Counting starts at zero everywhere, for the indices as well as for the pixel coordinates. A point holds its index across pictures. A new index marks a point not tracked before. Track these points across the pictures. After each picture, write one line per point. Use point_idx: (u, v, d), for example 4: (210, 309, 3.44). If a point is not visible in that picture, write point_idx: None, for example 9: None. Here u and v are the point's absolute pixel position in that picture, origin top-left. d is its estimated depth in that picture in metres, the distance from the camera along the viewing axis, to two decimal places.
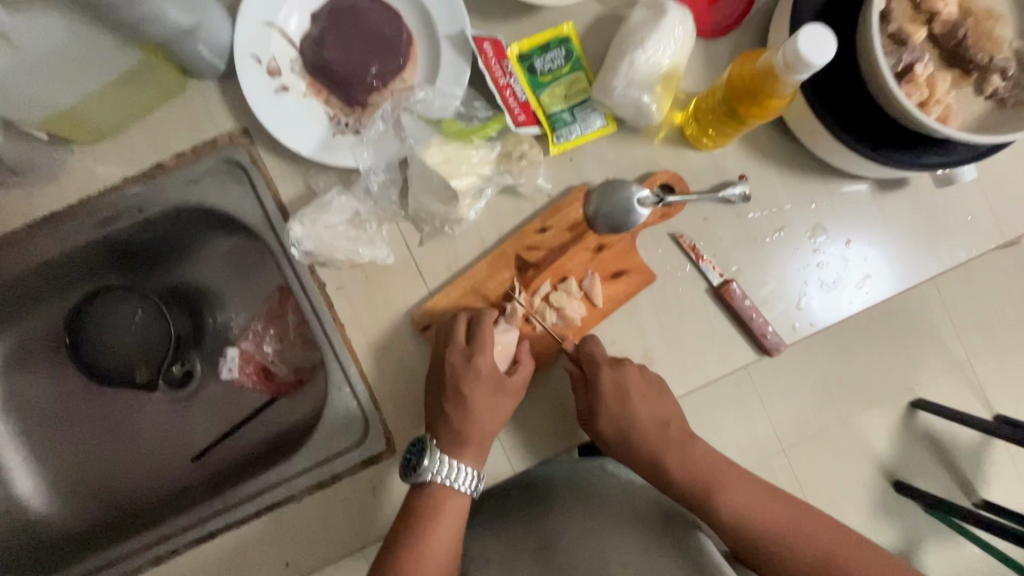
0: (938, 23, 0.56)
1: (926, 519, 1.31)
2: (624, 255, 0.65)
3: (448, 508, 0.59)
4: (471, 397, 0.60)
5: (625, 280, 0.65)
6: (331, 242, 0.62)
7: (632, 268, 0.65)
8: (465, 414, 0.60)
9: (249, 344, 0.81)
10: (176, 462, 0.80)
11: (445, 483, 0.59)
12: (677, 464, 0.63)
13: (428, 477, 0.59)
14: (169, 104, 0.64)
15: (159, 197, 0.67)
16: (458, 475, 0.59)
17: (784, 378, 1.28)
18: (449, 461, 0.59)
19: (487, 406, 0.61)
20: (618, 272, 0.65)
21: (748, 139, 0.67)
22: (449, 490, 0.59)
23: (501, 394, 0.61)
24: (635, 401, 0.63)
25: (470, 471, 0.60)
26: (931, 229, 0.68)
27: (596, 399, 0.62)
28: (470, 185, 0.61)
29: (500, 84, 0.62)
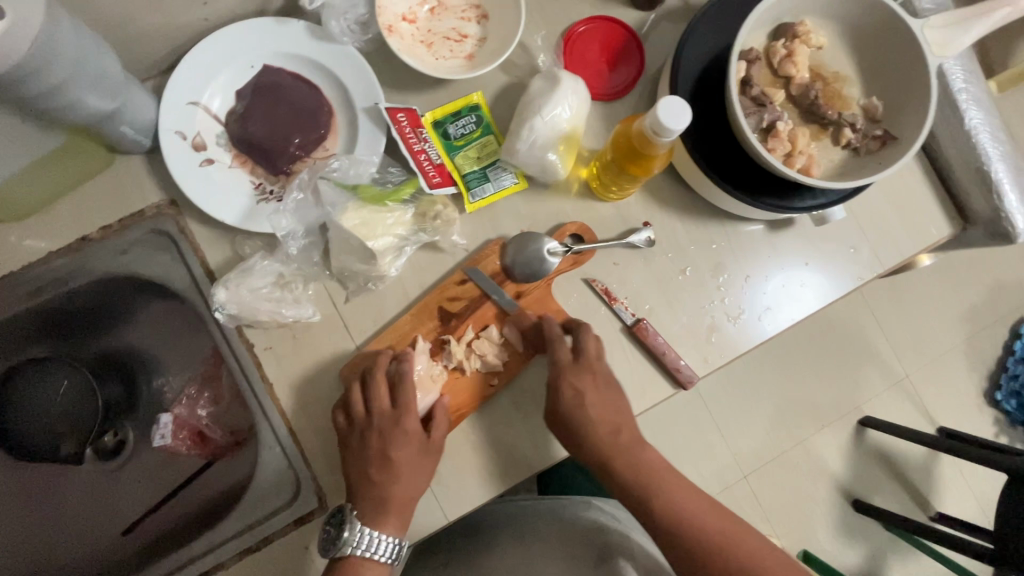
0: (794, 86, 0.65)
1: (887, 537, 1.36)
2: (539, 303, 0.70)
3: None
4: (391, 453, 0.62)
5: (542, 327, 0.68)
6: (255, 304, 0.64)
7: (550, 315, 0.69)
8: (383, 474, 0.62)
9: (183, 409, 0.79)
10: (105, 537, 0.77)
11: (363, 556, 0.60)
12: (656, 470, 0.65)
13: (349, 551, 0.60)
14: (95, 179, 0.67)
15: (87, 268, 0.69)
16: (378, 546, 0.60)
17: (735, 404, 1.36)
18: (369, 531, 0.60)
19: (406, 467, 0.62)
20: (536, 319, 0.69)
21: (649, 189, 0.73)
22: (368, 561, 0.60)
23: (418, 452, 0.63)
24: (589, 409, 0.65)
25: (390, 540, 0.61)
26: (821, 263, 0.75)
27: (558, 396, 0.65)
28: (388, 245, 0.64)
29: (414, 149, 0.67)
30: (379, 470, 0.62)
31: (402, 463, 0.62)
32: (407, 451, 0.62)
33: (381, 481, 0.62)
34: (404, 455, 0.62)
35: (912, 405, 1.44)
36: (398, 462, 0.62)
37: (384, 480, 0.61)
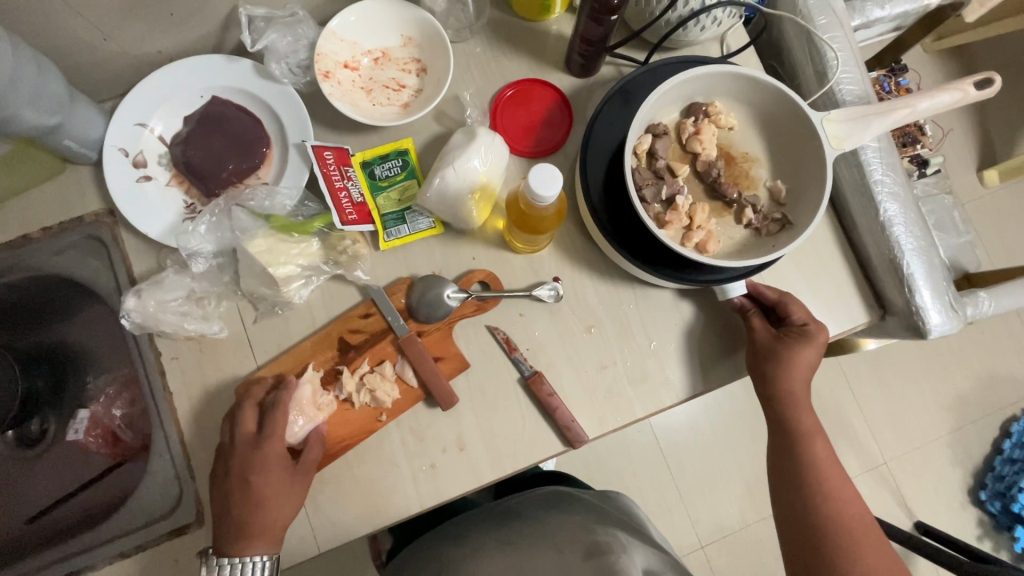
0: (699, 162, 0.66)
1: None
2: (438, 344, 0.71)
3: None
4: (267, 476, 0.63)
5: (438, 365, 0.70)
6: (163, 315, 0.67)
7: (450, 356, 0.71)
8: (257, 496, 0.63)
9: (99, 407, 0.82)
10: (12, 523, 0.81)
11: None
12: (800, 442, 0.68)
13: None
14: (44, 185, 0.72)
15: (23, 263, 0.74)
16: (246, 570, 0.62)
17: (698, 465, 1.34)
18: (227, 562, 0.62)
19: (280, 492, 0.63)
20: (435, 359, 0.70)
21: (563, 246, 0.74)
22: None
23: (292, 477, 0.64)
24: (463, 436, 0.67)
25: (257, 560, 0.62)
26: (734, 337, 0.75)
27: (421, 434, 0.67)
28: (289, 274, 0.67)
29: (336, 186, 0.70)
30: (251, 493, 0.63)
31: (268, 484, 0.63)
32: (280, 475, 0.64)
33: (250, 506, 0.63)
34: (278, 480, 0.64)
35: (889, 490, 1.40)
36: (264, 484, 0.63)
37: (252, 504, 0.62)
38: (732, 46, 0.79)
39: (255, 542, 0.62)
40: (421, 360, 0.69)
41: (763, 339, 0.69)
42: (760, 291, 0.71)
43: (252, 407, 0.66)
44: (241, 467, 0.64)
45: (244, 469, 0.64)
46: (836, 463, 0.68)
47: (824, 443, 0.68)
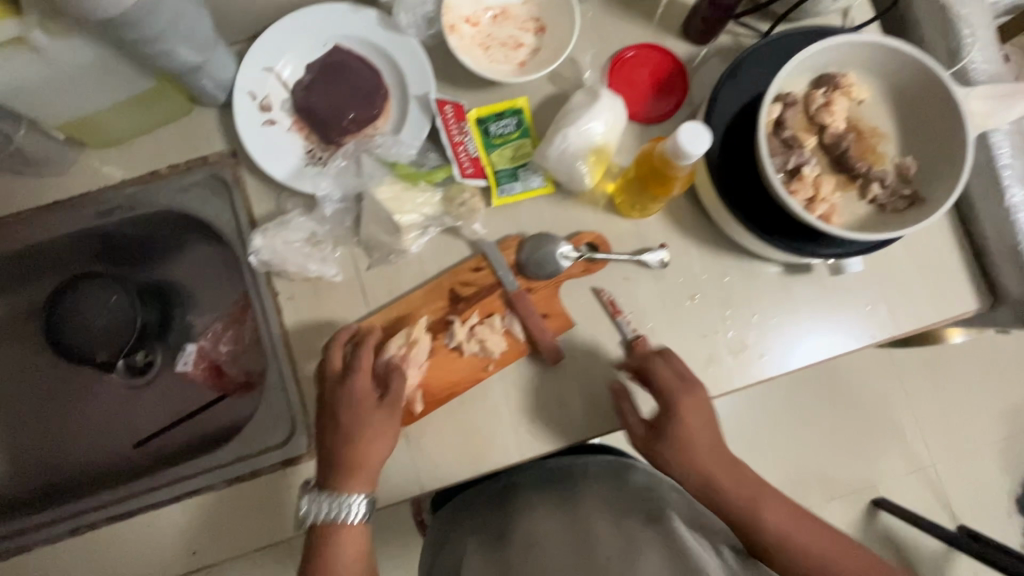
0: (827, 134, 0.66)
1: None
2: (547, 302, 0.72)
3: (346, 537, 0.65)
4: (382, 414, 0.66)
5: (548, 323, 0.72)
6: (288, 255, 0.70)
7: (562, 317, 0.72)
8: (369, 432, 0.65)
9: (207, 342, 0.88)
10: (119, 445, 0.85)
11: (330, 520, 0.65)
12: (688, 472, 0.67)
13: (312, 519, 0.65)
14: (174, 123, 0.75)
15: (149, 197, 0.76)
16: (343, 510, 0.64)
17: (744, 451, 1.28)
18: (326, 499, 0.65)
19: (388, 430, 0.65)
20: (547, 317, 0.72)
21: (672, 213, 0.75)
22: (336, 524, 0.65)
23: (400, 418, 0.66)
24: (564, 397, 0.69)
25: (356, 502, 0.64)
26: (838, 317, 0.74)
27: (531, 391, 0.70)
28: (413, 222, 0.71)
29: (455, 140, 0.72)
30: (363, 426, 0.65)
31: (368, 423, 0.65)
32: (392, 415, 0.66)
33: (357, 442, 0.65)
34: (389, 418, 0.66)
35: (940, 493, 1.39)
36: (367, 423, 0.65)
37: (364, 438, 0.65)
38: (856, 20, 0.77)
39: (369, 476, 0.65)
40: (532, 316, 0.71)
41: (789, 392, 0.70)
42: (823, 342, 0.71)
43: (352, 350, 0.67)
44: (347, 406, 0.66)
45: (354, 406, 0.66)
46: (739, 497, 0.66)
47: (732, 489, 0.66)
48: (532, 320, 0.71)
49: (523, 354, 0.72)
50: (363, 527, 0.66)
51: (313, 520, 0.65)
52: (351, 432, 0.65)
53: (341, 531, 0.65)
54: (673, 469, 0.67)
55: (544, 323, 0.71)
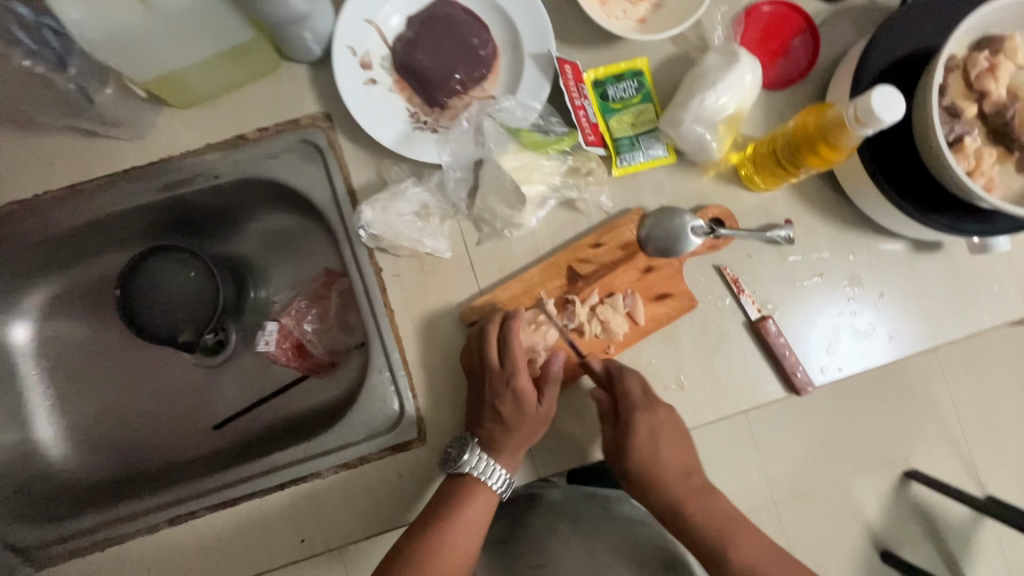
0: (989, 102, 0.61)
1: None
2: (649, 402, 0.64)
3: (478, 502, 0.62)
4: (517, 404, 0.62)
5: (650, 434, 0.64)
6: (399, 229, 0.64)
7: (666, 426, 0.64)
8: (507, 422, 0.62)
9: (289, 320, 0.82)
10: (198, 429, 0.80)
11: (479, 479, 0.62)
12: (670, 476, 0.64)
13: (466, 470, 0.62)
14: (260, 82, 0.68)
15: (234, 165, 0.69)
16: (494, 473, 0.63)
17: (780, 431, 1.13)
18: (482, 456, 0.62)
19: (527, 420, 0.63)
20: (652, 432, 0.64)
21: (797, 188, 0.71)
22: (481, 484, 0.62)
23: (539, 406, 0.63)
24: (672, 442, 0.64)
25: (502, 472, 0.63)
26: (962, 296, 0.72)
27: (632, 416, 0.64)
28: (537, 193, 0.66)
29: (576, 104, 0.66)
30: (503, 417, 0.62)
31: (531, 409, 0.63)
32: (527, 404, 0.63)
33: (500, 428, 0.62)
34: (525, 407, 0.63)
35: None
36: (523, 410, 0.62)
37: (504, 427, 0.62)
38: None
39: (518, 453, 0.64)
40: (639, 422, 0.63)
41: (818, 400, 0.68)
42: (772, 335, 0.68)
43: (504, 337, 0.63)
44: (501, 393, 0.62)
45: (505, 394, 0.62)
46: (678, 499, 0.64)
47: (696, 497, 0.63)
48: (635, 426, 0.63)
49: (627, 461, 0.65)
50: (495, 499, 0.63)
51: (467, 472, 0.62)
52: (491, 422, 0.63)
53: (478, 499, 0.62)
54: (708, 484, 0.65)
55: (652, 424, 0.64)
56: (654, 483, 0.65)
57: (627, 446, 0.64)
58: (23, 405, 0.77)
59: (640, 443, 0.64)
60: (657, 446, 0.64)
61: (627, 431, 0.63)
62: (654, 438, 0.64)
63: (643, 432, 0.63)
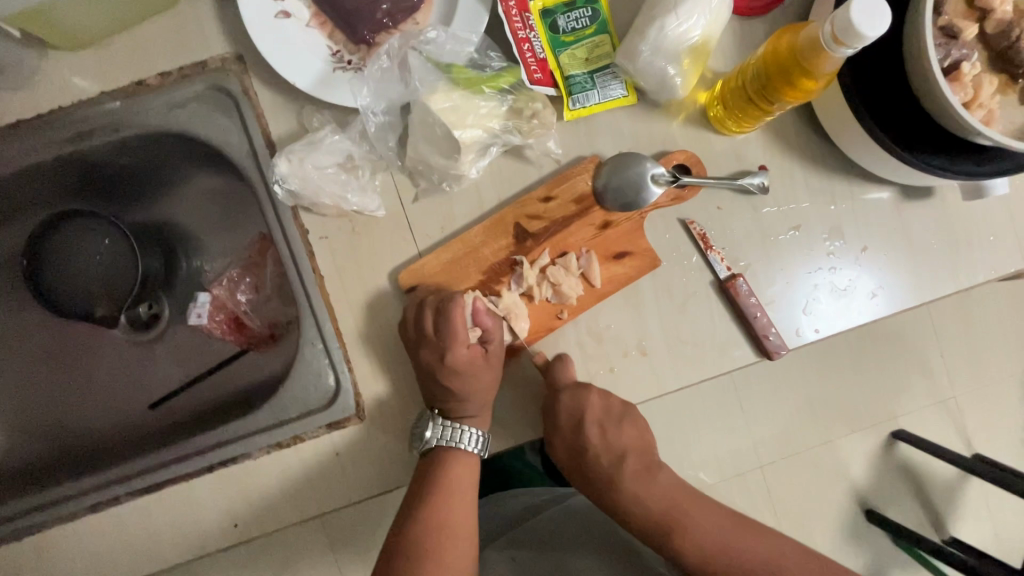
0: (991, 22, 0.53)
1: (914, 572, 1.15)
2: (579, 391, 0.59)
3: (456, 467, 0.59)
4: (466, 383, 0.58)
5: (575, 422, 0.59)
6: (319, 182, 0.57)
7: (593, 416, 0.60)
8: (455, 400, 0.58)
9: (222, 291, 0.76)
10: (131, 409, 0.75)
11: (450, 447, 0.58)
12: (631, 483, 0.62)
13: (433, 442, 0.58)
14: (159, 18, 0.60)
15: (137, 117, 0.61)
16: (463, 437, 0.59)
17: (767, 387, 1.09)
18: (445, 423, 0.58)
19: (479, 397, 0.59)
20: (555, 391, 0.59)
21: (773, 130, 0.63)
22: (455, 450, 0.59)
23: (491, 381, 0.60)
24: (614, 429, 0.61)
25: (473, 432, 0.60)
26: (954, 248, 0.65)
27: (554, 420, 0.60)
28: (475, 138, 0.57)
29: (518, 36, 0.58)
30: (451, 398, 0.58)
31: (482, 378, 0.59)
32: (480, 380, 0.59)
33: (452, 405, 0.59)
34: (478, 383, 0.59)
35: None
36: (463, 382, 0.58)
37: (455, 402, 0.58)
38: None
39: (473, 419, 0.60)
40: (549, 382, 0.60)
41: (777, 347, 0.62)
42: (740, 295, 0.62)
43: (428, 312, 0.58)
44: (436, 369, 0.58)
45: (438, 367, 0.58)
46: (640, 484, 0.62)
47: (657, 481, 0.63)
48: (559, 416, 0.59)
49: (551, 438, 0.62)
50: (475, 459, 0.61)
51: (434, 445, 0.58)
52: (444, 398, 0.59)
53: (457, 460, 0.59)
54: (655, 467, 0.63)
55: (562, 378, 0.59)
56: (583, 462, 0.64)
57: (555, 433, 0.61)
58: None
59: (565, 431, 0.61)
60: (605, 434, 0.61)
61: (549, 415, 0.60)
62: (579, 431, 0.60)
63: (566, 422, 0.60)
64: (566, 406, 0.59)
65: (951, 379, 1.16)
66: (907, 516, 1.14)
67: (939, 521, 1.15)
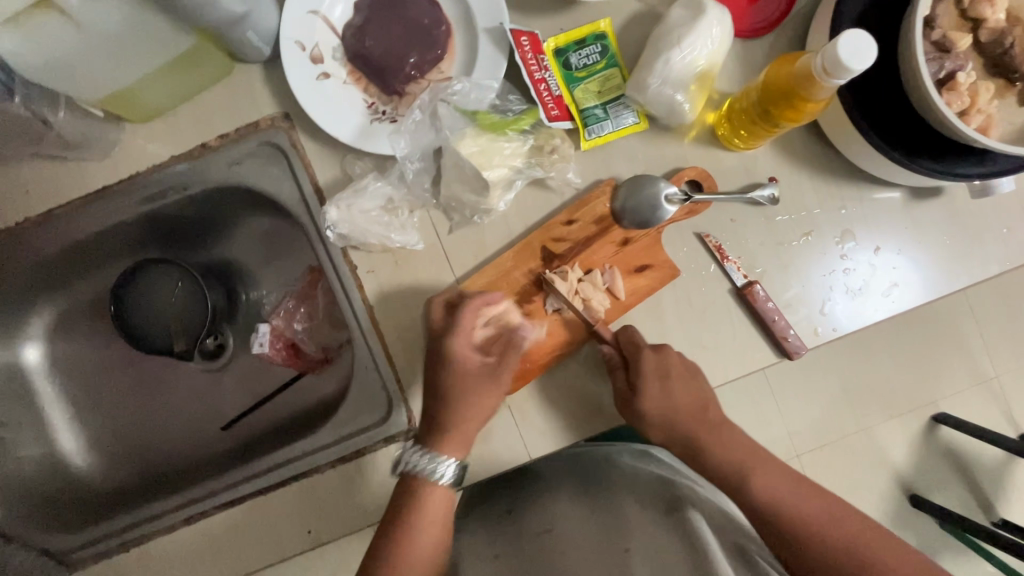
0: (985, 31, 0.55)
1: (964, 554, 1.15)
2: (690, 378, 0.63)
3: (432, 503, 0.58)
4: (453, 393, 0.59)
5: (699, 406, 0.63)
6: (365, 226, 0.64)
7: (714, 403, 0.63)
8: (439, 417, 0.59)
9: (280, 321, 0.83)
10: (208, 429, 0.84)
11: (425, 475, 0.58)
12: (717, 453, 0.61)
13: (410, 470, 0.58)
14: (217, 86, 0.67)
15: (202, 175, 0.69)
16: (438, 465, 0.58)
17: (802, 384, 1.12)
18: (426, 453, 0.58)
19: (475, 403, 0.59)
20: (662, 378, 0.62)
21: (780, 142, 0.67)
22: (431, 483, 0.58)
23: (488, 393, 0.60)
24: (675, 382, 0.62)
25: (450, 461, 0.58)
26: (967, 243, 0.68)
27: (641, 380, 0.61)
28: (501, 176, 0.63)
29: (535, 78, 0.63)
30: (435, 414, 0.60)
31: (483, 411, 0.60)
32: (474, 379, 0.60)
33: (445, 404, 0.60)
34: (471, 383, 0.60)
35: None
36: (473, 407, 0.59)
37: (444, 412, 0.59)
38: None
39: (513, 431, 0.65)
40: (649, 371, 0.62)
41: (794, 343, 0.65)
42: (754, 297, 0.65)
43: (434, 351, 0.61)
44: (439, 407, 0.60)
45: (454, 393, 0.59)
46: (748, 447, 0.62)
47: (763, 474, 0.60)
48: (643, 370, 0.62)
49: (678, 430, 0.62)
50: (452, 494, 0.59)
51: (412, 475, 0.58)
52: (474, 389, 0.60)
53: (427, 496, 0.58)
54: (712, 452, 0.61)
55: (660, 361, 0.62)
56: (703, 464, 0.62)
57: (681, 428, 0.62)
58: (44, 420, 0.81)
59: (685, 421, 0.62)
60: (711, 437, 0.62)
61: (672, 410, 0.62)
62: (696, 420, 0.62)
63: (687, 407, 0.63)
64: (668, 391, 0.62)
65: (991, 359, 1.15)
66: (952, 499, 1.14)
67: (986, 504, 1.15)
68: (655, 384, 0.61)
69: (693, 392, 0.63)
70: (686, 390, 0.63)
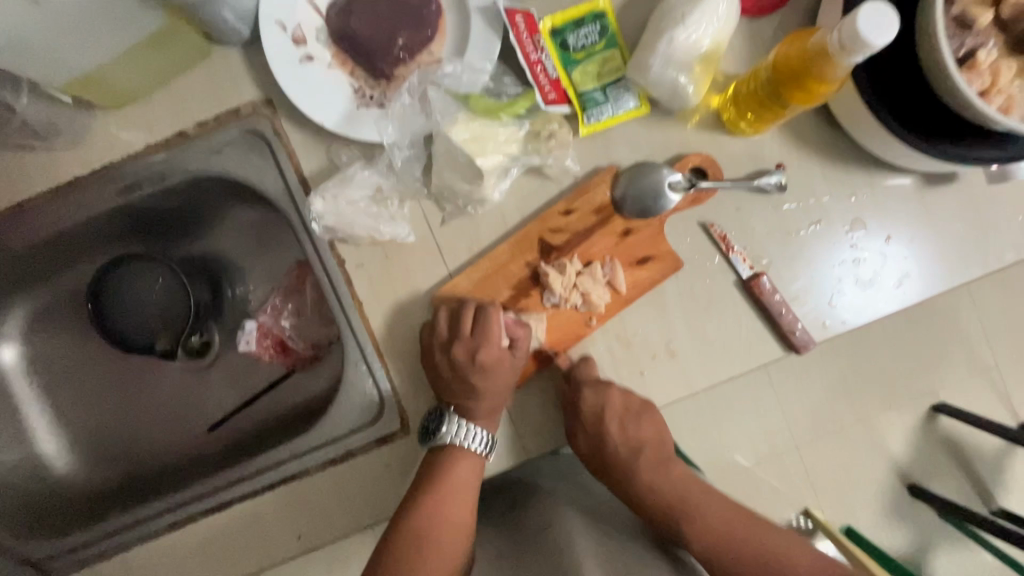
0: (1007, 6, 0.52)
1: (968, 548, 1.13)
2: (632, 420, 0.62)
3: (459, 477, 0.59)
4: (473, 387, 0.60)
5: (632, 448, 0.63)
6: (352, 217, 0.61)
7: (650, 443, 0.63)
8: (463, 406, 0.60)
9: (267, 318, 0.81)
10: (194, 430, 0.81)
11: (461, 447, 0.60)
12: (649, 485, 0.63)
13: (447, 441, 0.60)
14: (194, 70, 0.63)
15: (181, 165, 0.66)
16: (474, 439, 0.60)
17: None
18: (460, 421, 0.60)
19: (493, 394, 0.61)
20: (599, 419, 0.61)
21: (788, 126, 0.64)
22: (464, 452, 0.60)
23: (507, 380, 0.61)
24: (611, 428, 0.62)
25: (484, 433, 0.61)
26: (980, 231, 0.65)
27: (577, 422, 0.62)
28: (496, 164, 0.60)
29: (531, 59, 0.60)
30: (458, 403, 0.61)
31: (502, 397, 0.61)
32: (491, 372, 0.60)
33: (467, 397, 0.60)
34: (486, 377, 0.60)
35: None
36: (492, 393, 0.61)
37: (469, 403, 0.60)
38: None
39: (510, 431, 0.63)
40: (583, 415, 0.61)
41: (801, 336, 0.63)
42: (760, 291, 0.63)
43: (439, 352, 0.61)
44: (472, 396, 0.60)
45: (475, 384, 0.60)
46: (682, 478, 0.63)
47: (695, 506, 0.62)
48: (582, 414, 0.61)
49: (607, 465, 0.64)
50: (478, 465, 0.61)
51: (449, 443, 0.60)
52: (493, 382, 0.61)
53: (463, 463, 0.60)
54: (644, 484, 0.63)
55: (599, 406, 0.60)
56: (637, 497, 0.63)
57: (611, 462, 0.64)
58: (22, 423, 0.78)
59: (620, 457, 0.64)
60: (650, 472, 0.63)
61: (602, 444, 0.63)
62: (635, 457, 0.63)
63: (622, 448, 0.63)
64: (624, 431, 0.63)
65: None
66: None
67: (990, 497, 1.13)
68: (585, 429, 0.62)
69: (634, 434, 0.63)
70: (618, 431, 0.62)
